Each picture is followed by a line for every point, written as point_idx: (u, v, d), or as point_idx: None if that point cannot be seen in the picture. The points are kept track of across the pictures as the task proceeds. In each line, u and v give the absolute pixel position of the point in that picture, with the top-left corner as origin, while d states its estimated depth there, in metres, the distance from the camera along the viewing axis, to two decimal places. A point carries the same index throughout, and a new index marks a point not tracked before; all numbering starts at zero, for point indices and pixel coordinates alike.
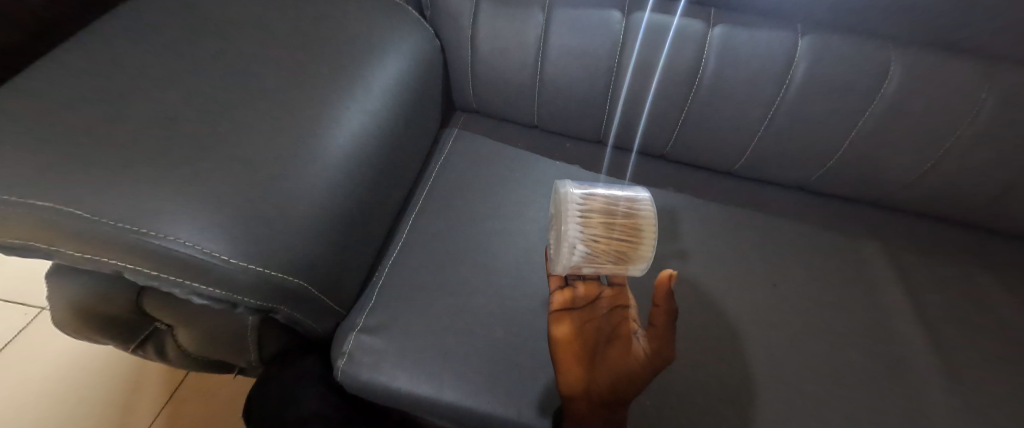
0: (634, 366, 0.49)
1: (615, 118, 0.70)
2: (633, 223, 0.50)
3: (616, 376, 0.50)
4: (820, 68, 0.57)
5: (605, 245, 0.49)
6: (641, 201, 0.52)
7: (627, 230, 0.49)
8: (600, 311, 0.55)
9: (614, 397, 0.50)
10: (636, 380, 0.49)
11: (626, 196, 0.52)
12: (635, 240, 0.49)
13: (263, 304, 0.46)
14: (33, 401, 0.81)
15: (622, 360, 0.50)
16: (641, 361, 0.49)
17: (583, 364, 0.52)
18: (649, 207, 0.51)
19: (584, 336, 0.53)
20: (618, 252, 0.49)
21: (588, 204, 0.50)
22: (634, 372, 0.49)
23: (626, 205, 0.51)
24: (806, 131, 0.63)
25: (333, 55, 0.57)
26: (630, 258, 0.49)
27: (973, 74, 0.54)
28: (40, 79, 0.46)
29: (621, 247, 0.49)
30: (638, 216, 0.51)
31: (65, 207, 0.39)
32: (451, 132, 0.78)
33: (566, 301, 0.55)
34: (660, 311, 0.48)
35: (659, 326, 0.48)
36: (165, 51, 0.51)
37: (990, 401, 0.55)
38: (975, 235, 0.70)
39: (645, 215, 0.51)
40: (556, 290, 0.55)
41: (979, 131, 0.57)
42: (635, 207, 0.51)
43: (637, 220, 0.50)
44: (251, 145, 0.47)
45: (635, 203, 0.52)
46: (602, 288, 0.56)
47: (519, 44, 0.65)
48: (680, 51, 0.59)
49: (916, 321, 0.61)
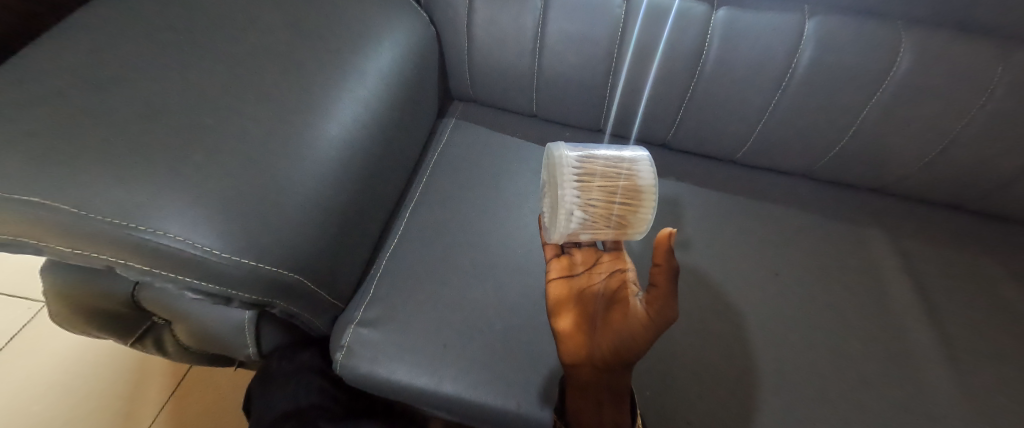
0: (635, 327, 0.45)
1: (614, 105, 0.69)
2: (631, 185, 0.48)
3: (617, 340, 0.47)
4: (826, 51, 0.55)
5: (603, 210, 0.47)
6: (638, 162, 0.50)
7: (624, 193, 0.48)
8: (598, 277, 0.53)
9: (616, 362, 0.47)
10: (639, 342, 0.45)
11: (623, 158, 0.51)
12: (632, 204, 0.48)
13: (260, 298, 0.45)
14: (39, 394, 0.82)
15: (623, 324, 0.47)
16: (642, 322, 0.45)
17: (584, 332, 0.51)
18: (647, 168, 0.49)
19: (584, 305, 0.52)
20: (615, 217, 0.48)
21: (584, 168, 0.48)
22: (635, 335, 0.45)
23: (623, 168, 0.49)
24: (811, 118, 0.62)
25: (324, 44, 0.56)
26: (629, 222, 0.49)
27: (987, 56, 0.52)
28: (22, 71, 0.45)
29: (619, 211, 0.48)
30: (637, 179, 0.49)
31: (50, 201, 0.38)
32: (448, 122, 0.77)
33: (564, 267, 0.54)
34: (660, 269, 0.43)
35: (661, 286, 0.43)
36: (150, 41, 0.50)
37: (994, 389, 0.55)
38: (983, 222, 0.69)
39: (643, 177, 0.49)
40: (551, 258, 0.55)
41: (991, 114, 0.55)
42: (633, 169, 0.49)
43: (635, 182, 0.48)
44: (240, 137, 0.46)
45: (633, 165, 0.50)
46: (600, 254, 0.54)
47: (516, 31, 0.63)
48: (682, 34, 0.57)
49: (922, 309, 0.60)
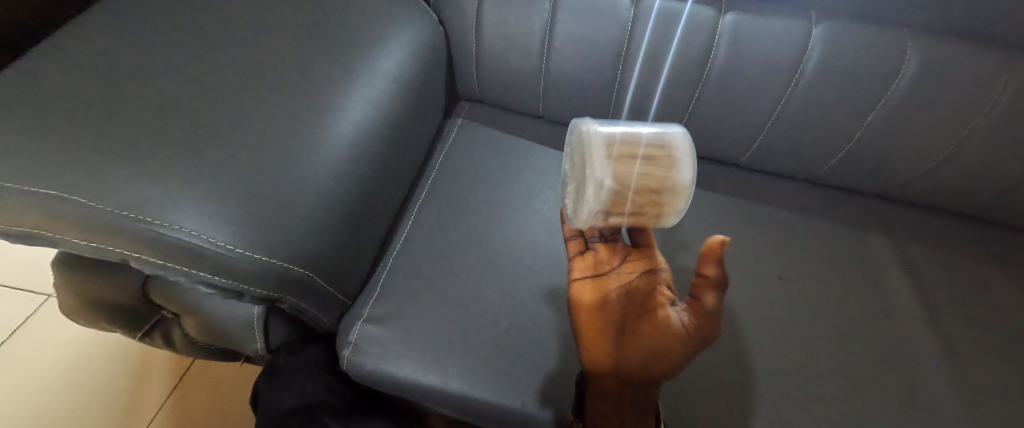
0: (671, 340, 0.46)
1: (621, 108, 0.69)
2: (664, 159, 0.46)
3: (649, 349, 0.47)
4: (833, 58, 0.56)
5: (637, 185, 0.45)
6: (668, 138, 0.49)
7: (658, 168, 0.46)
8: (627, 278, 0.52)
9: (647, 373, 0.47)
10: (675, 354, 0.46)
11: (653, 135, 0.49)
12: (666, 180, 0.46)
13: (269, 294, 0.46)
14: (41, 387, 0.82)
15: (656, 335, 0.47)
16: (681, 337, 0.45)
17: (610, 337, 0.50)
18: (678, 142, 0.48)
19: (612, 308, 0.51)
20: (650, 194, 0.45)
21: (612, 142, 0.47)
22: (672, 347, 0.46)
23: (653, 144, 0.48)
24: (815, 123, 0.62)
25: (336, 42, 0.57)
26: (663, 201, 0.46)
27: (991, 65, 0.53)
28: (41, 66, 0.46)
29: (653, 187, 0.45)
30: (669, 153, 0.47)
31: (67, 195, 0.39)
32: (455, 122, 0.78)
33: (589, 266, 0.54)
34: (705, 281, 0.45)
35: (706, 300, 0.45)
36: (164, 38, 0.51)
37: (994, 394, 0.55)
38: (984, 229, 0.69)
39: (676, 151, 0.47)
40: (576, 256, 0.54)
41: (995, 123, 0.56)
42: (663, 144, 0.48)
43: (668, 156, 0.47)
44: (253, 135, 0.47)
45: (664, 141, 0.48)
46: (627, 253, 0.54)
47: (525, 33, 0.64)
48: (691, 38, 0.58)
49: (923, 315, 0.61)
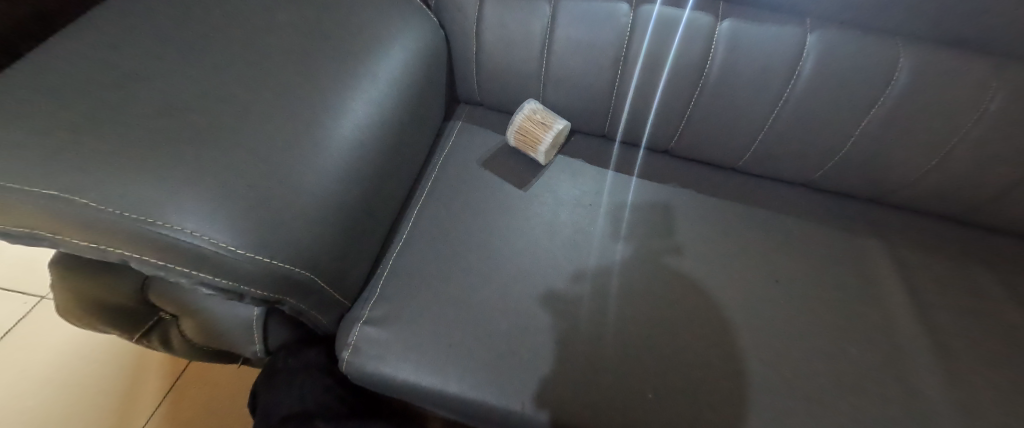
0: None
1: (620, 112, 0.70)
2: (544, 127, 0.69)
3: None
4: (828, 65, 0.57)
5: (524, 134, 0.70)
6: (556, 124, 0.69)
7: (531, 132, 0.69)
8: None
9: None
10: None
11: (551, 116, 0.70)
12: (536, 139, 0.69)
13: (269, 295, 0.46)
14: (32, 390, 0.81)
15: None
16: None
17: None
18: (553, 125, 0.69)
19: None
20: (529, 141, 0.70)
21: (529, 109, 0.69)
22: None
23: (544, 118, 0.69)
24: (810, 128, 0.63)
25: (337, 45, 0.57)
26: (535, 146, 0.70)
27: (981, 72, 0.54)
28: (39, 67, 0.46)
29: (530, 140, 0.70)
30: (547, 126, 0.69)
31: (67, 195, 0.39)
32: (455, 125, 0.78)
33: None
34: None
35: None
36: (164, 40, 0.51)
37: (986, 396, 0.56)
38: (975, 233, 0.71)
39: (549, 127, 0.69)
40: None
41: (985, 129, 0.57)
42: (548, 122, 0.69)
43: (546, 127, 0.69)
44: (255, 136, 0.47)
45: (551, 122, 0.69)
46: None
47: (525, 38, 0.64)
48: (689, 45, 0.59)
49: (917, 318, 0.62)
